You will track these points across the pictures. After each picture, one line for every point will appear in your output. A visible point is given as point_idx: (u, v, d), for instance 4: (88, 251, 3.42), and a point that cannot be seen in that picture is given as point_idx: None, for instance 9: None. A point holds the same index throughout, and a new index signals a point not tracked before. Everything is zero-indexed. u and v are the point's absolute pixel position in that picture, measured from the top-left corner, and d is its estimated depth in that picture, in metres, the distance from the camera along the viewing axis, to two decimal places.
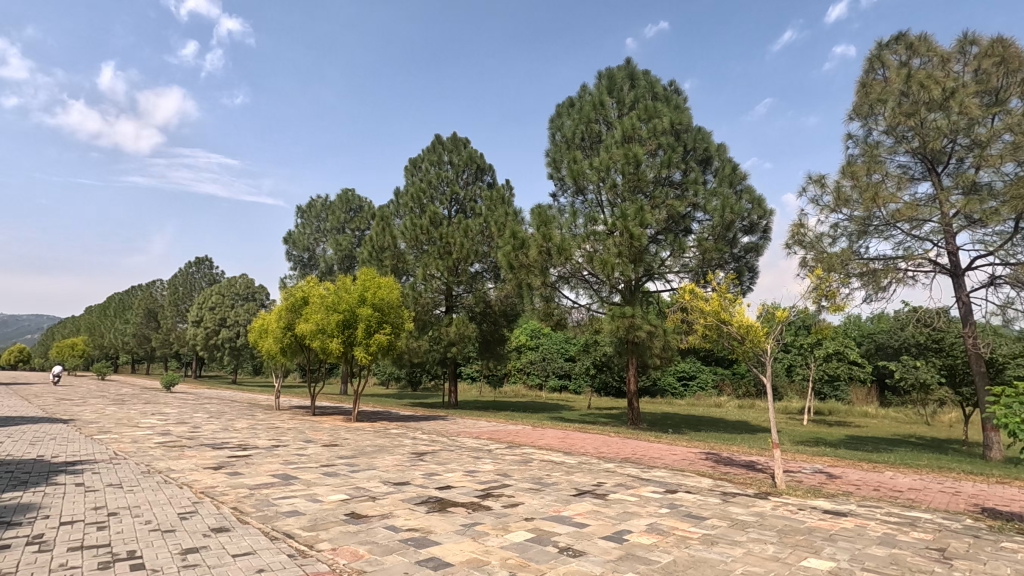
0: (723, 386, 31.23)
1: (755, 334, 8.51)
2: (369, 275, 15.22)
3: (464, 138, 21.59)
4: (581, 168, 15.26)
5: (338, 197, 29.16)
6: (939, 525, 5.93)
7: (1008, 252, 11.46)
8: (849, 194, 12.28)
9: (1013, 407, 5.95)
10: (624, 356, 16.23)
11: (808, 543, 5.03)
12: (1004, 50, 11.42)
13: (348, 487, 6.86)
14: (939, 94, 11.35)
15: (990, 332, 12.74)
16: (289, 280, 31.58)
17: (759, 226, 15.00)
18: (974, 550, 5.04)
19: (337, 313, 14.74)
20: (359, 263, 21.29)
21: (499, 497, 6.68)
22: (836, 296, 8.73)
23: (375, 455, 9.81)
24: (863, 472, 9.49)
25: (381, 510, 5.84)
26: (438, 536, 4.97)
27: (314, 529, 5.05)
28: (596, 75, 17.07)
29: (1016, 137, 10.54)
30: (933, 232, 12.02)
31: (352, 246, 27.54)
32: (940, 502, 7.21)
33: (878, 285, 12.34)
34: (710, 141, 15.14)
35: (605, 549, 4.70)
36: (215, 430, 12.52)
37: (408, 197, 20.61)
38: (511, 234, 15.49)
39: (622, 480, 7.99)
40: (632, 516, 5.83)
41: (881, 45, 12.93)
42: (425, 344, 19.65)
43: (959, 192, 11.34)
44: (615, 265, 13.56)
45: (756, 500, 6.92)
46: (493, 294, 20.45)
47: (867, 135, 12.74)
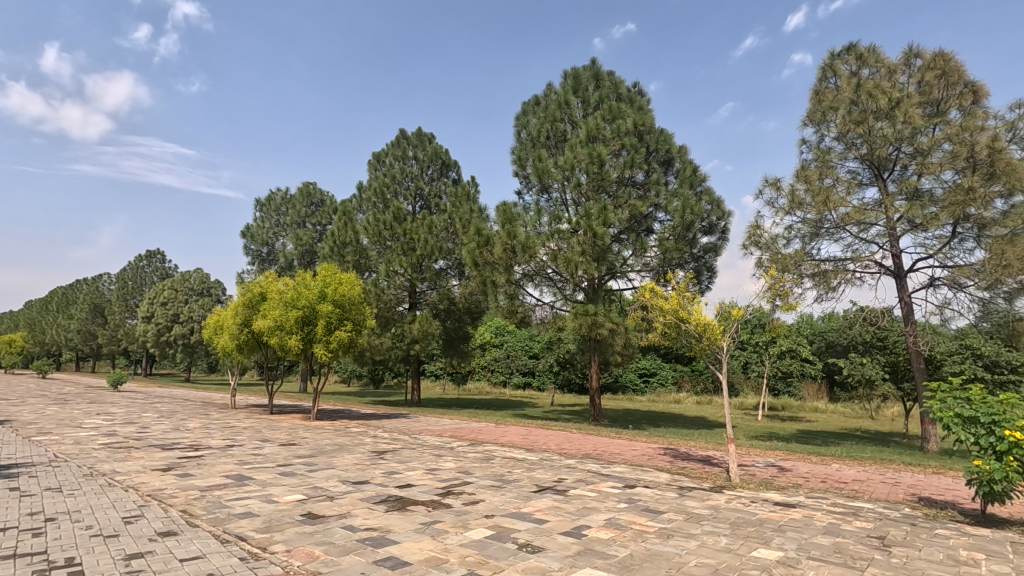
0: (682, 382, 32.09)
1: (712, 332, 8.74)
2: (330, 270, 14.88)
3: (429, 133, 21.38)
4: (547, 167, 15.38)
5: (298, 190, 28.44)
6: (879, 515, 6.24)
7: (946, 256, 12.12)
8: (803, 197, 12.77)
9: (947, 402, 6.29)
10: (587, 353, 16.45)
11: (759, 534, 5.21)
12: (944, 64, 12.05)
13: (305, 488, 6.71)
14: (886, 103, 11.95)
15: (930, 331, 13.47)
16: (246, 276, 30.70)
17: (718, 227, 15.40)
18: (911, 537, 5.32)
19: (296, 310, 14.37)
20: (320, 258, 20.67)
21: (459, 494, 6.66)
22: (789, 295, 9.05)
23: (334, 454, 9.59)
24: (812, 465, 9.87)
25: (339, 510, 5.74)
26: (396, 535, 4.92)
27: (268, 531, 4.92)
28: (562, 75, 17.21)
29: (954, 147, 11.15)
30: (879, 236, 12.62)
31: (313, 241, 27.04)
32: (881, 492, 7.60)
33: (828, 285, 12.82)
34: (672, 143, 15.40)
35: (564, 544, 4.75)
36: (165, 430, 12.07)
37: (372, 191, 20.30)
38: (476, 231, 15.45)
39: (582, 476, 8.09)
40: (591, 512, 5.90)
41: (833, 54, 13.44)
42: (387, 341, 19.31)
43: (903, 197, 11.92)
44: (578, 264, 13.71)
45: (712, 493, 7.12)
46: (458, 291, 20.41)
47: (820, 141, 13.27)
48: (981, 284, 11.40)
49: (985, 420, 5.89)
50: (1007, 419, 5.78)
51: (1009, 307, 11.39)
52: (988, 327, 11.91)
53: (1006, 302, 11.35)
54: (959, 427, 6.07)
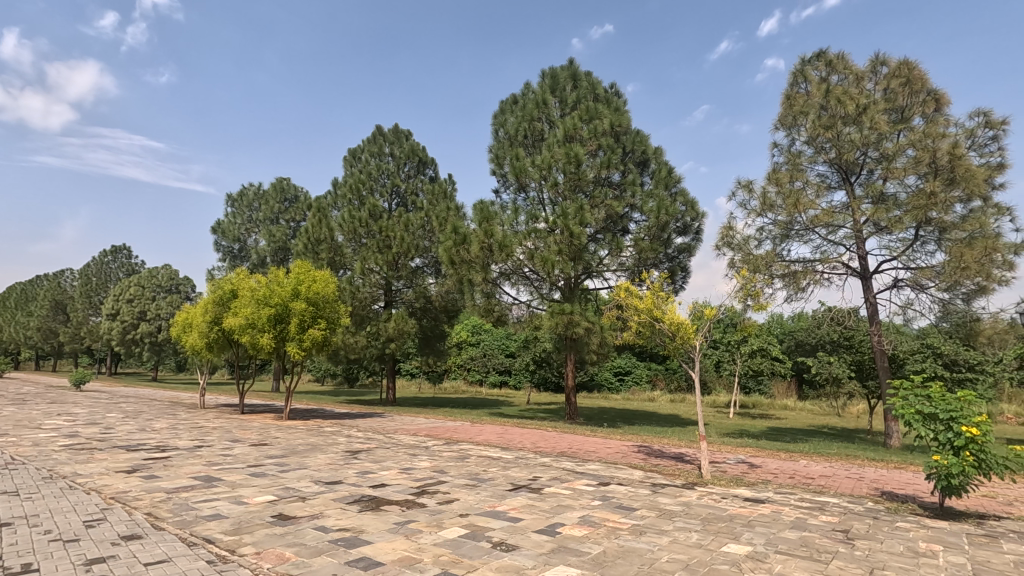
0: (656, 381, 32.55)
1: (685, 332, 8.87)
2: (304, 268, 14.64)
3: (406, 130, 21.21)
4: (524, 165, 15.40)
5: (272, 186, 27.89)
6: (844, 509, 6.42)
7: (909, 258, 12.52)
8: (774, 199, 13.05)
9: (909, 399, 6.53)
10: (563, 352, 16.55)
11: (729, 530, 5.31)
12: (909, 72, 12.44)
13: (276, 488, 6.59)
14: (853, 109, 12.30)
15: (893, 331, 13.91)
16: (217, 273, 30.01)
17: (692, 228, 15.64)
18: (873, 530, 5.49)
19: (268, 307, 14.11)
20: (293, 255, 20.32)
21: (434, 494, 6.63)
22: (760, 295, 9.24)
23: (306, 454, 9.45)
24: (780, 461, 10.11)
25: (311, 511, 5.66)
26: (369, 535, 4.87)
27: (237, 533, 4.82)
28: (540, 74, 17.25)
29: (917, 153, 11.51)
30: (846, 238, 12.96)
31: (287, 238, 26.58)
32: (846, 487, 7.82)
33: (797, 286, 13.13)
34: (648, 144, 15.57)
35: (538, 542, 4.77)
36: (130, 431, 11.72)
37: (347, 188, 20.02)
38: (453, 230, 15.39)
39: (557, 474, 8.13)
40: (565, 509, 5.94)
41: (804, 60, 13.75)
42: (362, 339, 19.02)
43: (869, 201, 12.27)
44: (554, 264, 13.78)
45: (684, 490, 7.23)
46: (434, 290, 20.30)
47: (790, 145, 13.58)
48: (941, 285, 11.82)
49: (944, 417, 6.11)
50: (964, 416, 6.01)
51: (967, 308, 11.82)
52: (948, 327, 12.34)
53: (964, 303, 11.79)
54: (920, 422, 6.27)
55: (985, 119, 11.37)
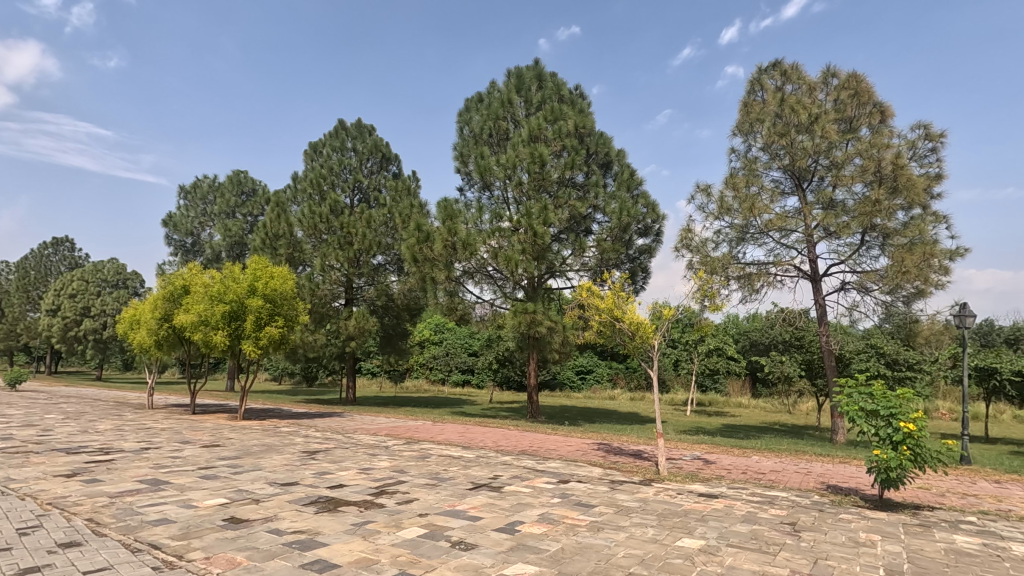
0: (617, 379, 33.14)
1: (644, 331, 9.06)
2: (261, 264, 14.21)
3: (369, 125, 20.88)
4: (489, 164, 15.41)
5: (228, 178, 26.98)
6: (791, 502, 6.68)
7: (856, 261, 13.11)
8: (730, 203, 13.48)
9: (853, 397, 6.82)
10: (526, 351, 16.64)
11: (684, 525, 5.45)
12: (857, 84, 13.01)
13: (229, 491, 6.39)
14: (806, 118, 12.79)
15: (840, 331, 14.56)
16: (168, 268, 28.88)
17: (653, 229, 15.97)
18: (819, 522, 5.74)
19: (222, 304, 13.66)
20: (250, 250, 19.74)
21: (393, 493, 6.56)
22: (716, 296, 9.49)
23: (261, 455, 9.20)
24: (734, 457, 10.44)
25: (265, 513, 5.51)
26: (325, 537, 4.79)
27: (185, 538, 4.64)
28: (505, 73, 17.30)
29: (864, 162, 12.09)
30: (798, 241, 13.47)
31: (243, 233, 25.77)
32: (795, 481, 8.15)
33: (752, 287, 13.57)
34: (611, 146, 15.83)
35: (497, 540, 4.79)
36: (71, 433, 11.16)
37: (307, 182, 19.52)
38: (416, 227, 15.26)
39: (518, 472, 8.17)
40: (525, 507, 5.98)
41: (761, 69, 14.21)
42: (321, 337, 18.84)
43: (819, 207, 12.80)
44: (518, 263, 13.83)
45: (641, 486, 7.39)
46: (396, 288, 20.06)
47: (747, 151, 14.01)
48: (884, 288, 12.43)
49: (884, 413, 6.42)
50: (902, 412, 6.35)
51: (908, 310, 12.49)
52: (890, 327, 12.99)
53: (905, 305, 12.47)
54: (863, 419, 6.57)
55: (925, 132, 12.02)
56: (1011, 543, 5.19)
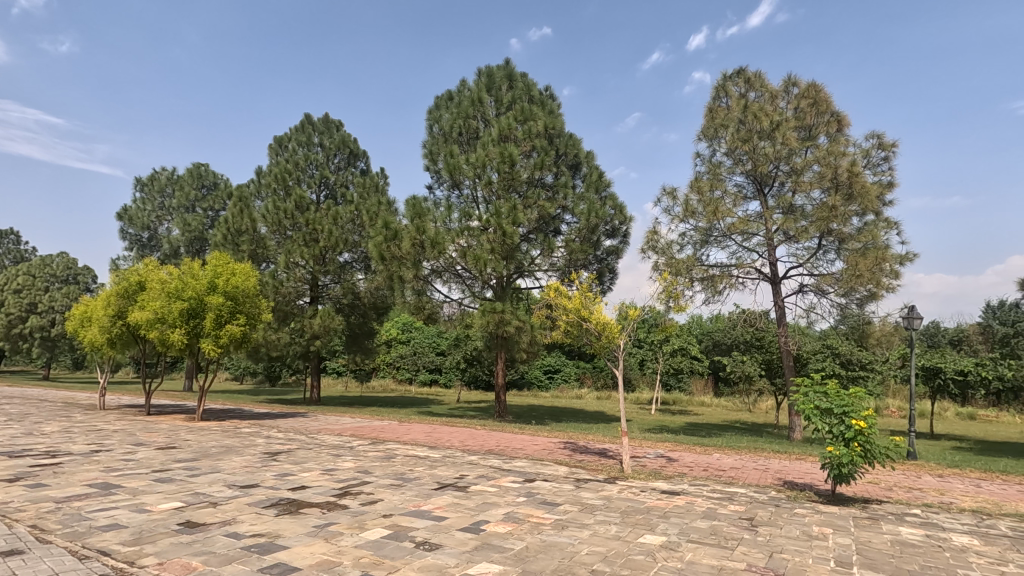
0: (584, 378, 33.47)
1: (610, 331, 9.18)
2: (222, 260, 13.80)
3: (336, 120, 20.54)
4: (458, 163, 15.36)
5: (187, 171, 26.12)
6: (749, 498, 6.88)
7: (813, 265, 13.56)
8: (695, 206, 13.76)
9: (808, 396, 7.02)
10: (493, 350, 16.64)
11: (646, 522, 5.54)
12: (816, 94, 13.47)
13: (185, 494, 6.19)
14: (768, 125, 13.19)
15: (798, 332, 15.07)
16: (122, 263, 27.77)
17: (620, 231, 16.20)
18: (775, 517, 5.92)
19: (180, 301, 13.19)
20: (210, 246, 19.16)
21: (357, 495, 6.47)
22: (680, 297, 9.68)
23: (220, 456, 8.93)
24: (695, 455, 10.68)
25: (223, 517, 5.36)
26: (285, 540, 4.69)
27: (137, 544, 4.48)
28: (476, 72, 17.27)
29: (822, 169, 12.54)
30: (759, 245, 13.85)
31: (204, 228, 24.97)
32: (753, 478, 8.39)
33: (715, 289, 13.91)
34: (580, 147, 15.97)
35: (461, 540, 4.77)
36: (15, 436, 10.61)
37: (272, 177, 19.08)
38: (384, 225, 15.07)
39: (484, 471, 8.16)
40: (490, 506, 5.98)
41: (726, 76, 14.56)
42: (285, 336, 18.45)
43: (779, 211, 13.19)
44: (486, 262, 13.81)
45: (605, 484, 7.49)
46: (363, 286, 19.79)
47: (712, 155, 14.34)
48: (839, 291, 12.91)
49: (838, 411, 6.64)
50: (854, 410, 6.59)
51: (861, 312, 12.98)
52: (844, 328, 13.48)
53: (859, 307, 12.97)
54: (818, 417, 6.78)
55: (878, 142, 12.53)
56: (952, 533, 5.46)
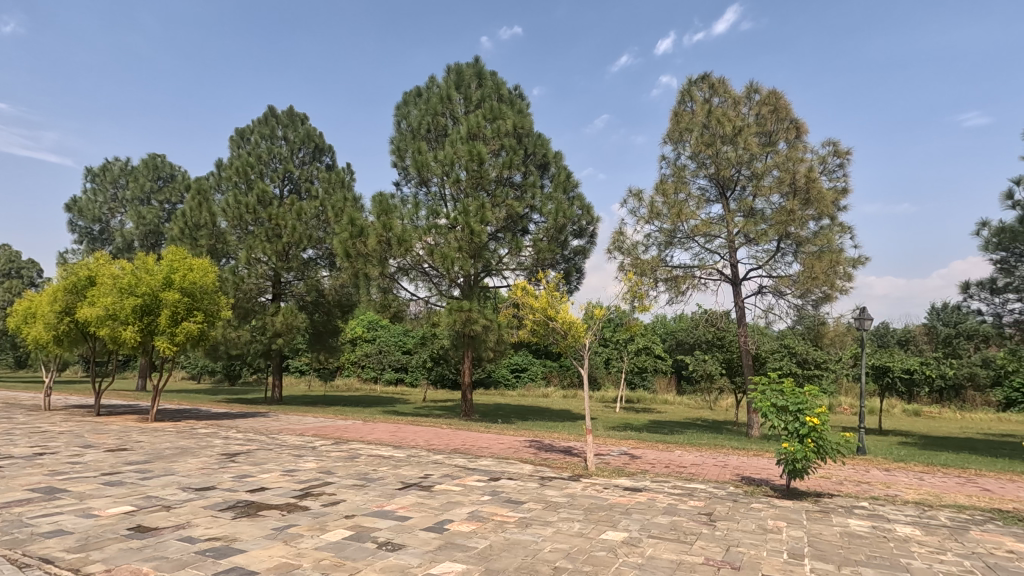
0: (550, 377, 33.69)
1: (576, 330, 9.27)
2: (179, 255, 13.32)
3: (301, 113, 20.10)
4: (426, 160, 15.23)
5: (142, 162, 25.11)
6: (709, 494, 7.06)
7: (772, 267, 13.98)
8: (660, 208, 13.99)
9: (765, 393, 7.25)
10: (460, 348, 16.57)
11: (608, 518, 5.63)
12: (776, 101, 13.88)
13: (136, 498, 5.95)
14: (730, 129, 13.55)
15: (756, 332, 15.53)
16: (70, 257, 26.48)
17: (588, 231, 16.35)
18: (732, 511, 6.09)
19: (133, 297, 12.68)
20: (167, 240, 18.48)
21: (319, 495, 6.35)
22: (644, 297, 9.85)
23: (175, 458, 8.63)
24: (658, 452, 10.90)
25: (177, 521, 5.18)
26: (242, 543, 4.57)
27: (82, 550, 4.28)
28: (445, 69, 17.17)
29: (781, 174, 12.95)
30: (721, 247, 14.19)
31: (159, 221, 24.05)
32: (712, 474, 8.61)
33: (678, 290, 14.20)
34: (548, 147, 16.03)
35: (425, 540, 4.74)
36: None
37: (232, 169, 18.53)
38: (349, 221, 14.83)
39: (449, 471, 8.13)
40: (455, 505, 5.96)
41: (691, 81, 14.87)
42: (245, 334, 17.99)
43: (741, 214, 13.54)
44: (454, 260, 13.74)
45: (569, 482, 7.57)
46: (328, 283, 19.41)
47: (676, 158, 14.62)
48: (796, 292, 13.37)
49: (793, 408, 6.89)
50: (809, 407, 6.84)
51: (817, 313, 13.46)
52: (801, 329, 13.93)
53: (814, 308, 13.44)
54: (774, 414, 7.01)
55: (834, 149, 13.01)
56: (896, 524, 5.73)
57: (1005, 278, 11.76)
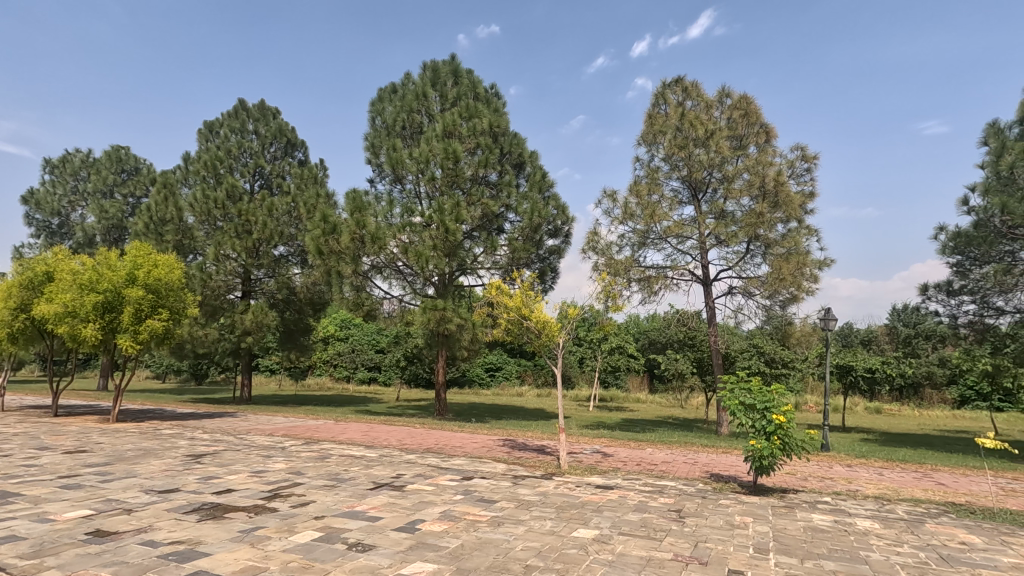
0: (525, 376, 33.77)
1: (550, 329, 9.31)
2: (143, 251, 12.92)
3: (273, 107, 19.71)
4: (401, 157, 15.10)
5: (105, 154, 24.26)
6: (678, 491, 7.18)
7: (741, 268, 14.27)
8: (634, 209, 14.14)
9: (734, 391, 7.39)
10: (434, 347, 16.48)
11: (580, 516, 5.67)
12: (747, 106, 14.16)
13: (95, 502, 5.75)
14: (703, 133, 13.79)
15: (726, 332, 15.83)
16: (27, 251, 25.41)
17: (562, 231, 16.43)
18: (701, 508, 6.21)
19: (94, 294, 12.25)
20: (130, 235, 17.90)
21: (288, 497, 6.24)
22: (617, 297, 9.95)
23: (137, 460, 8.37)
24: (629, 450, 11.03)
25: (138, 524, 5.03)
26: (207, 546, 4.46)
27: (37, 556, 4.12)
28: (421, 66, 17.05)
29: (751, 177, 13.24)
30: (692, 248, 14.42)
31: (123, 215, 23.28)
32: (682, 471, 8.76)
33: (651, 290, 14.38)
34: (524, 147, 16.04)
35: (396, 540, 4.71)
36: None
37: (200, 163, 18.06)
38: (322, 218, 14.59)
39: (422, 470, 8.09)
40: (426, 505, 5.93)
41: (665, 84, 15.07)
42: (213, 332, 17.57)
43: (712, 216, 13.78)
44: (428, 258, 13.64)
45: (542, 480, 7.60)
46: (299, 281, 19.08)
47: (650, 160, 14.81)
48: (764, 293, 13.67)
49: (760, 407, 7.05)
50: (775, 405, 7.00)
51: (784, 313, 13.79)
52: (769, 329, 14.26)
53: (782, 309, 13.78)
54: (741, 412, 7.16)
55: (802, 154, 13.36)
56: (857, 518, 5.93)
57: (960, 280, 12.26)
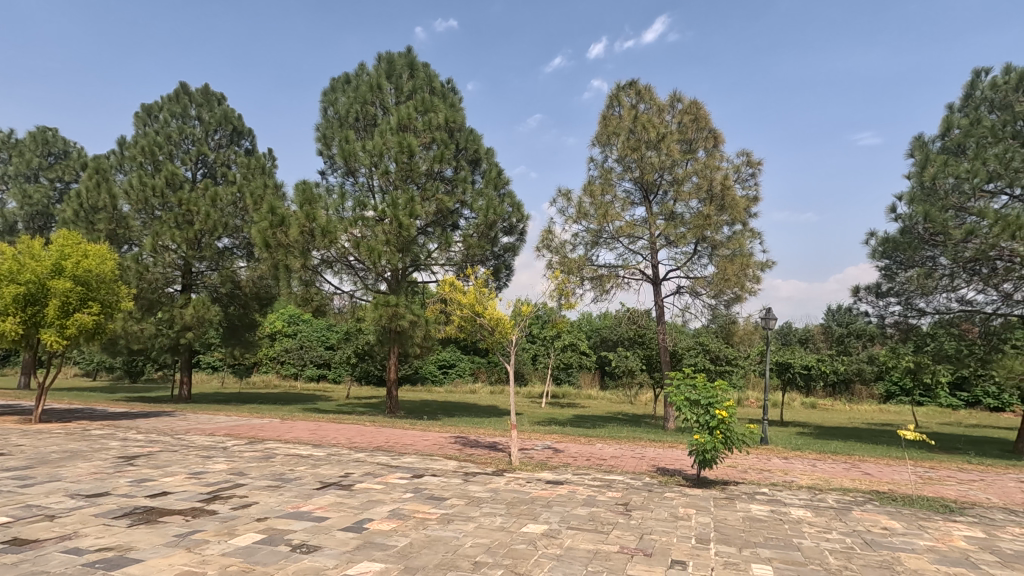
0: (478, 373, 33.71)
1: (503, 326, 9.36)
2: (71, 239, 12.12)
3: (218, 93, 18.88)
4: (354, 149, 14.77)
5: (29, 134, 22.56)
6: (626, 485, 7.35)
7: (689, 268, 14.73)
8: (588, 209, 14.35)
9: (680, 387, 7.61)
10: (386, 344, 16.22)
11: (530, 512, 5.71)
12: (696, 111, 14.58)
13: (12, 508, 5.34)
14: (655, 136, 14.12)
15: (674, 330, 16.30)
16: None
17: (517, 229, 16.47)
18: (647, 501, 6.38)
19: (15, 286, 11.38)
20: (57, 223, 16.75)
21: (228, 499, 5.99)
22: (570, 295, 10.06)
23: (62, 463, 7.85)
24: (579, 446, 11.20)
25: (62, 531, 4.71)
26: (139, 552, 4.24)
27: None
28: (376, 57, 16.70)
29: (700, 180, 13.67)
30: (643, 248, 14.76)
31: (49, 201, 21.75)
32: (630, 466, 8.97)
33: (602, 288, 14.65)
34: (480, 143, 15.95)
35: (342, 540, 4.61)
36: None
37: (137, 149, 17.10)
38: (269, 210, 14.07)
39: (371, 469, 7.94)
40: (375, 504, 5.83)
41: (619, 86, 15.32)
42: (150, 327, 16.65)
43: (662, 218, 14.15)
44: (381, 253, 13.37)
45: (493, 477, 7.61)
46: (244, 274, 18.33)
47: (604, 161, 15.05)
48: (710, 293, 14.16)
49: (704, 402, 7.28)
50: (718, 401, 7.25)
51: (728, 313, 14.33)
52: (715, 327, 14.77)
53: (726, 308, 14.30)
54: (686, 407, 7.39)
55: (747, 159, 13.89)
56: (791, 508, 6.23)
57: (888, 283, 13.08)
